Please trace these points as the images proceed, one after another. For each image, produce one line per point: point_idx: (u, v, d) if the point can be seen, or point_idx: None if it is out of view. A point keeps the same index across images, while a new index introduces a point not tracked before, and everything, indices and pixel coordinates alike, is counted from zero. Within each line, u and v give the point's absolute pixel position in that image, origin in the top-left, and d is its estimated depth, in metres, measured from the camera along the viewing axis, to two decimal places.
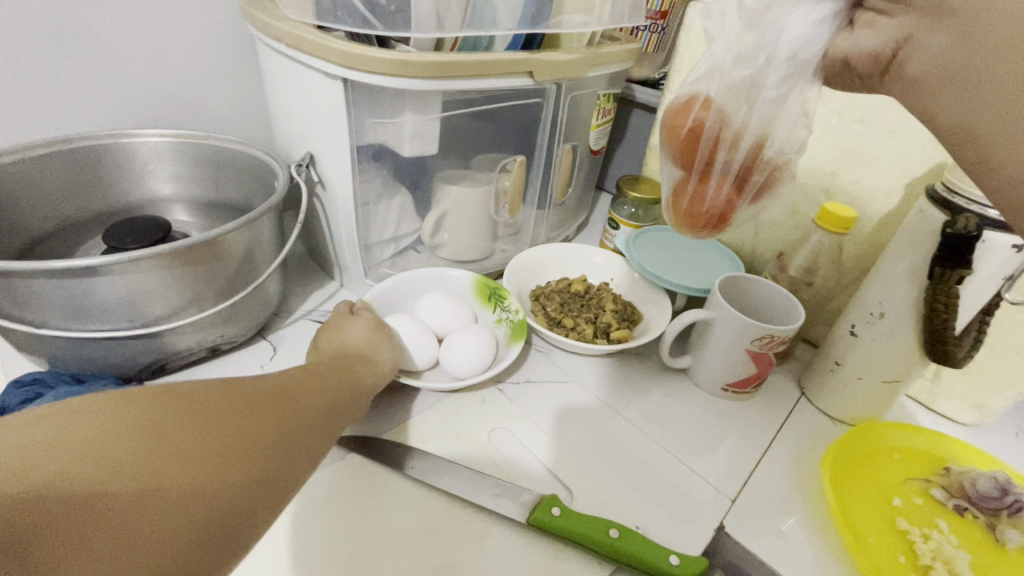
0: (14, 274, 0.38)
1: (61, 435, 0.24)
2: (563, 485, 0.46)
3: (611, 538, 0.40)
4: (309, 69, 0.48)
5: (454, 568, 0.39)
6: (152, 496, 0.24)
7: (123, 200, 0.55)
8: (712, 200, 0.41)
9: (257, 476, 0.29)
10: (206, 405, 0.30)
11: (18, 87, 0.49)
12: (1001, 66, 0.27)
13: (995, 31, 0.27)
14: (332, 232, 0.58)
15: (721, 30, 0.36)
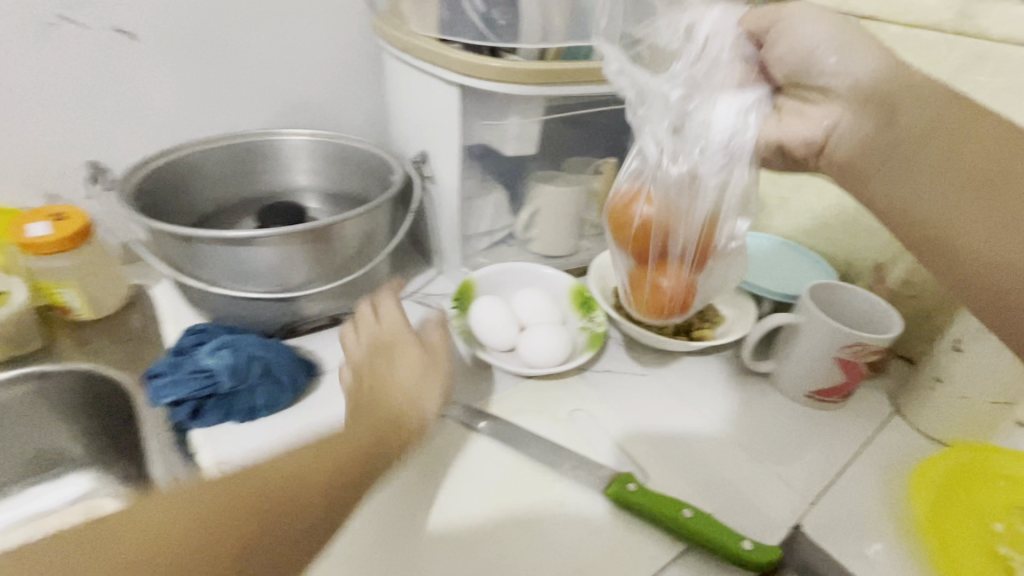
0: (195, 238, 0.48)
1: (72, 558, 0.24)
2: (639, 466, 0.49)
3: (684, 517, 0.41)
4: (430, 77, 0.55)
5: (535, 525, 0.43)
6: None
7: (267, 189, 0.64)
8: (672, 284, 0.46)
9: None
10: (201, 511, 0.27)
11: (197, 94, 0.59)
12: (925, 151, 0.34)
13: (910, 123, 0.35)
14: (436, 223, 0.65)
15: (651, 127, 0.42)
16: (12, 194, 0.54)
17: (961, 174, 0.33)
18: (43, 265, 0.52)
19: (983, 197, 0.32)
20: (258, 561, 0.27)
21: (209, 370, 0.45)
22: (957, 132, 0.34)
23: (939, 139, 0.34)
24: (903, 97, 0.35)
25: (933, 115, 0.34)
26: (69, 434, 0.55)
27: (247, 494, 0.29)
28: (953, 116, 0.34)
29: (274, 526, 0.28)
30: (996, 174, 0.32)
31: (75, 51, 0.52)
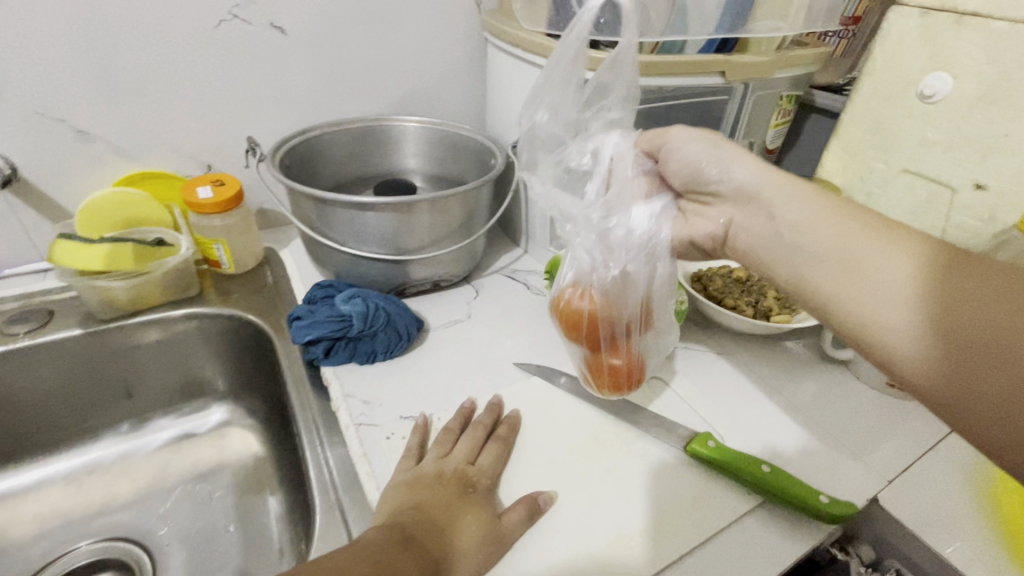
0: (328, 201, 0.56)
1: None
2: (713, 427, 0.53)
3: (763, 472, 0.44)
4: (535, 67, 0.60)
5: (620, 472, 0.47)
6: None
7: (381, 168, 0.72)
8: (626, 363, 0.49)
9: None
10: None
11: (330, 81, 0.68)
12: (867, 272, 0.34)
13: (841, 245, 0.36)
14: (529, 204, 0.70)
15: (581, 238, 0.46)
16: (178, 163, 0.64)
17: (892, 276, 0.33)
18: (204, 223, 0.61)
19: (927, 300, 0.31)
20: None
21: (341, 316, 0.53)
22: (869, 241, 0.35)
23: (865, 241, 0.35)
24: (791, 208, 0.39)
25: (830, 222, 0.37)
26: (216, 367, 0.65)
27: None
28: (835, 221, 0.37)
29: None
30: (927, 279, 0.32)
31: (235, 43, 0.61)
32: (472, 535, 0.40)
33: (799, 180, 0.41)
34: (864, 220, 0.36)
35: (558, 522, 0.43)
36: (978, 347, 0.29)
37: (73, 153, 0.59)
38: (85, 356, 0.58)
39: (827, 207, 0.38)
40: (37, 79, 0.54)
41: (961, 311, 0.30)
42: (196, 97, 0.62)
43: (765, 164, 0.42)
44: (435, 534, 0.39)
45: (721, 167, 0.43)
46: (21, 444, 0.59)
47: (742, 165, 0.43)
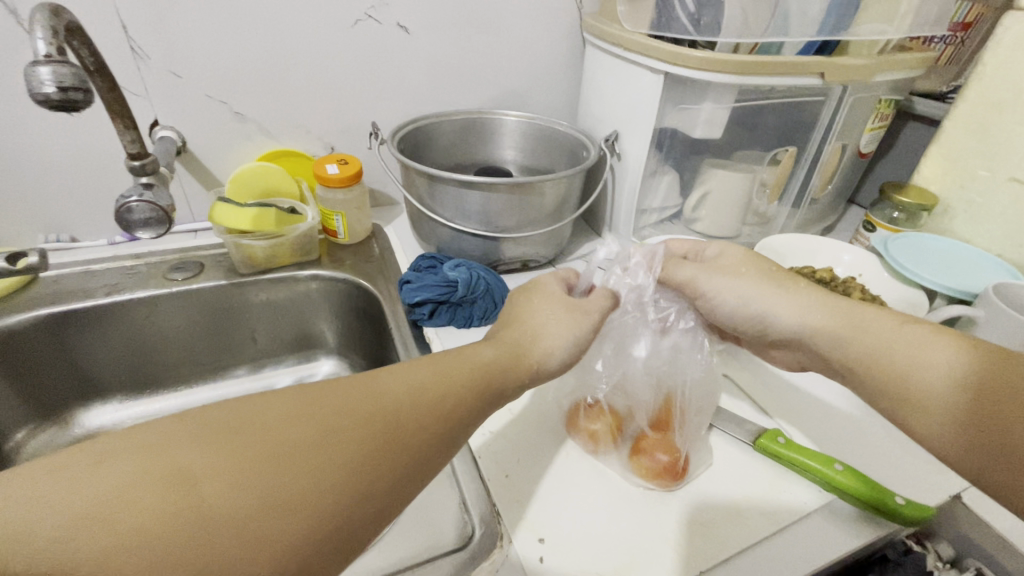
0: (439, 179, 0.62)
1: (249, 438, 0.26)
2: (779, 423, 0.52)
3: (833, 469, 0.44)
4: (633, 65, 0.64)
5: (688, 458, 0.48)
6: (280, 445, 0.27)
7: (480, 157, 0.79)
8: (655, 446, 0.46)
9: (366, 465, 0.28)
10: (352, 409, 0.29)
11: (443, 76, 0.75)
12: (927, 401, 0.36)
13: (889, 368, 0.38)
14: (616, 196, 0.74)
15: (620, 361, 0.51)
16: (308, 144, 0.74)
17: (969, 379, 0.35)
18: (329, 196, 0.70)
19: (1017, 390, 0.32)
20: (384, 476, 0.29)
21: (446, 281, 0.59)
22: (931, 349, 0.37)
23: (926, 349, 0.37)
24: (844, 325, 0.42)
25: (886, 336, 0.39)
26: (327, 325, 0.73)
27: (363, 423, 0.29)
28: (893, 336, 0.39)
29: (394, 463, 0.29)
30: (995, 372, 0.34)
31: (366, 38, 0.69)
32: (570, 345, 0.42)
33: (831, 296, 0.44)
34: (893, 334, 0.39)
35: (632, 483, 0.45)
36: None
37: (228, 129, 0.69)
38: (225, 305, 0.68)
39: (872, 330, 0.40)
40: (210, 64, 0.64)
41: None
42: (329, 85, 0.71)
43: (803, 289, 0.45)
44: (529, 349, 0.40)
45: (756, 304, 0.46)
46: (168, 376, 0.69)
47: (787, 294, 0.45)
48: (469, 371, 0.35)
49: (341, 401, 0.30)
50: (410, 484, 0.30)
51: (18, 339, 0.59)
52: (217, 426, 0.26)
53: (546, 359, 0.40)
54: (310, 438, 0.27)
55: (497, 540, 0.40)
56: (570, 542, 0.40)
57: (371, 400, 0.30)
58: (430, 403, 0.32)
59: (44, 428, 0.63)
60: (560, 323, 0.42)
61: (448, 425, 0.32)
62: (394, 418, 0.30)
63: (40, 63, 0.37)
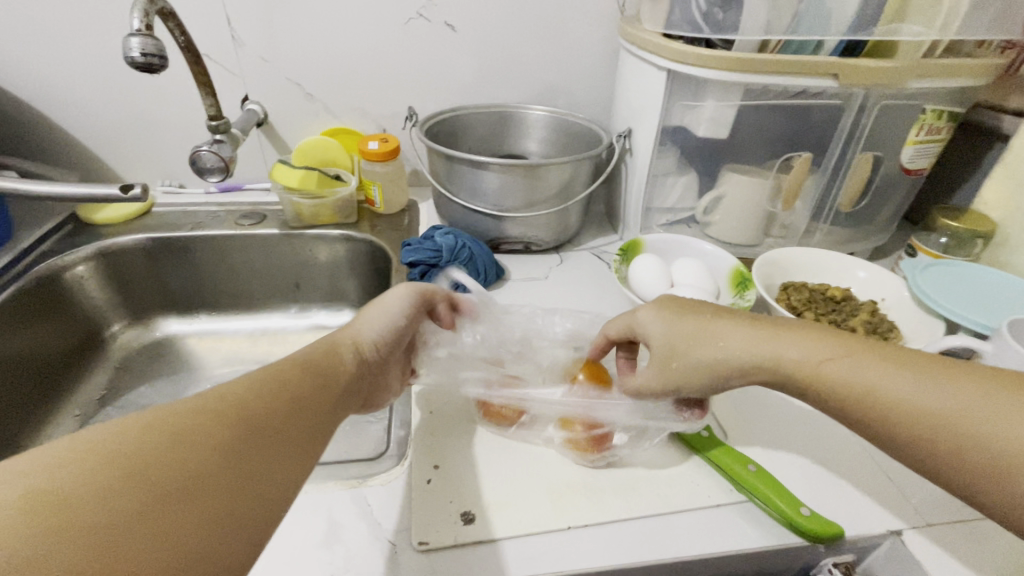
0: (454, 159, 0.67)
1: (111, 455, 0.26)
2: (720, 424, 0.51)
3: (746, 470, 0.44)
4: (647, 63, 0.66)
5: None
6: (150, 457, 0.27)
7: (511, 148, 0.85)
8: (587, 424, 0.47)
9: (249, 456, 0.30)
10: (220, 411, 0.30)
11: (485, 71, 0.83)
12: (961, 445, 0.32)
13: (889, 405, 0.35)
14: (628, 194, 0.75)
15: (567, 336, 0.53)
16: (363, 125, 0.86)
17: (922, 392, 0.34)
18: (369, 168, 0.80)
19: (981, 408, 0.32)
20: (263, 452, 0.30)
21: (437, 246, 0.65)
22: (880, 369, 0.36)
23: (876, 368, 0.36)
24: (789, 355, 0.39)
25: (836, 362, 0.37)
26: (355, 281, 0.84)
27: (237, 420, 0.30)
28: (843, 359, 0.37)
29: (275, 452, 0.31)
30: (940, 384, 0.34)
31: (417, 35, 0.79)
32: (385, 328, 0.46)
33: (764, 323, 0.41)
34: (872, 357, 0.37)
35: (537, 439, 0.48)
36: None
37: (301, 107, 0.83)
38: (276, 251, 0.81)
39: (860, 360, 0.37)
40: (289, 52, 0.78)
41: (976, 400, 0.33)
42: (383, 75, 0.82)
43: (731, 327, 0.42)
44: (337, 340, 0.42)
45: (693, 369, 0.42)
46: (228, 303, 0.84)
47: (725, 335, 0.41)
48: (310, 360, 0.38)
49: (193, 402, 0.30)
50: (296, 455, 0.32)
51: (126, 253, 0.77)
52: (58, 457, 0.25)
53: (360, 343, 0.43)
54: (185, 443, 0.28)
55: (401, 458, 0.46)
56: (460, 476, 0.45)
57: (237, 401, 0.31)
58: (295, 395, 0.34)
59: (137, 326, 0.81)
60: (371, 315, 0.47)
61: (308, 402, 0.35)
62: (253, 406, 0.32)
63: (133, 35, 0.50)
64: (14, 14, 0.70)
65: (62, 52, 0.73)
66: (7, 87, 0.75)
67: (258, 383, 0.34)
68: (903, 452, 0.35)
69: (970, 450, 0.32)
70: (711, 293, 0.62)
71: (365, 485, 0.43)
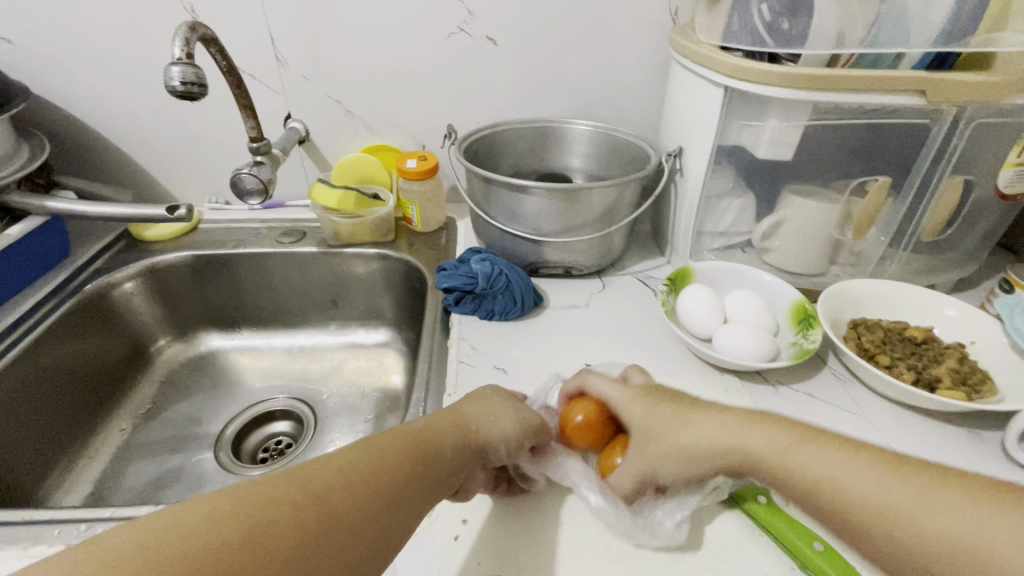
0: (493, 182, 0.65)
1: (182, 543, 0.27)
2: None
3: (811, 548, 0.39)
4: (701, 79, 0.61)
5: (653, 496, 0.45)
6: (217, 549, 0.27)
7: (552, 164, 0.82)
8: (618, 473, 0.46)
9: (311, 554, 0.29)
10: (295, 498, 0.31)
11: (528, 85, 0.80)
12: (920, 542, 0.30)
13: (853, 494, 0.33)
14: (676, 215, 0.70)
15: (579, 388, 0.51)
16: (403, 141, 0.85)
17: (883, 487, 0.32)
18: (407, 187, 0.79)
19: (943, 505, 0.30)
20: (319, 560, 0.29)
21: (472, 273, 0.62)
22: (842, 459, 0.34)
23: (834, 457, 0.34)
24: (750, 440, 0.38)
25: (797, 450, 0.36)
26: (391, 300, 0.83)
27: (309, 512, 0.30)
28: (801, 446, 0.36)
29: (334, 549, 0.30)
30: (896, 475, 0.32)
31: (458, 49, 0.77)
32: (502, 418, 0.44)
33: (734, 413, 0.40)
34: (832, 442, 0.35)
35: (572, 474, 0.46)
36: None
37: (341, 125, 0.83)
38: (314, 269, 0.81)
39: (819, 447, 0.35)
40: (331, 70, 0.78)
41: (931, 494, 0.31)
42: (423, 91, 0.80)
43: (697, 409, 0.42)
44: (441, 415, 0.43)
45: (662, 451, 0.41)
46: (267, 320, 0.85)
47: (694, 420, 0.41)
48: (406, 446, 0.37)
49: (269, 491, 0.31)
50: (352, 562, 0.31)
51: (172, 270, 0.79)
52: (136, 540, 0.26)
53: (484, 437, 0.43)
54: (252, 534, 0.28)
55: (427, 509, 0.44)
56: (489, 530, 0.43)
57: (313, 489, 0.32)
58: (372, 483, 0.34)
59: (180, 341, 0.82)
60: (507, 407, 0.46)
61: (384, 497, 0.34)
62: (320, 504, 0.31)
63: (173, 64, 0.50)
64: (75, 41, 0.73)
65: (118, 76, 0.76)
66: (69, 111, 0.78)
67: (340, 465, 0.34)
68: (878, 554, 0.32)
69: (938, 551, 0.30)
70: (769, 330, 0.57)
71: None
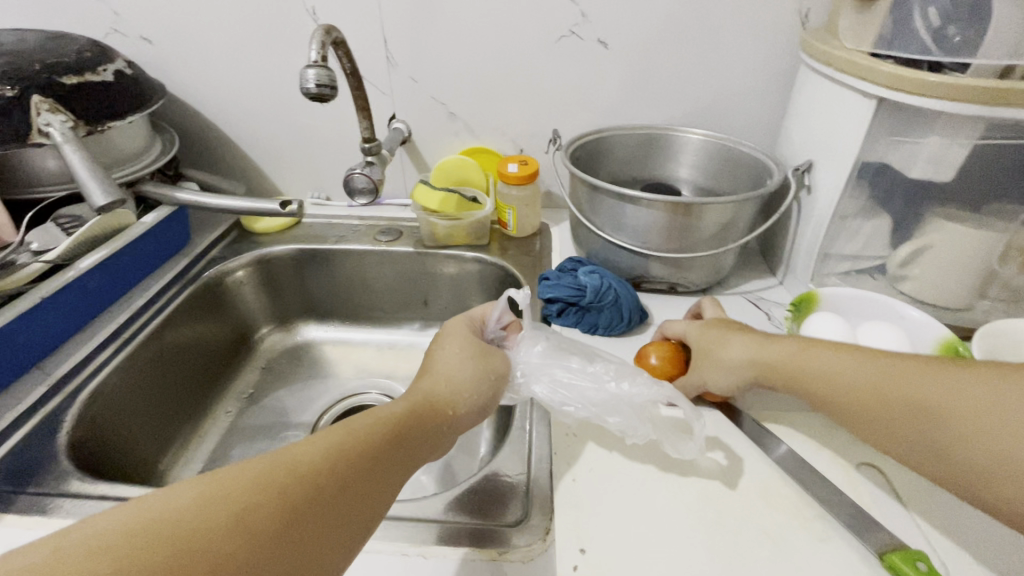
0: (601, 191, 0.63)
1: (156, 530, 0.27)
2: (932, 551, 0.41)
3: None
4: (842, 88, 0.56)
5: (784, 544, 0.41)
6: (190, 537, 0.27)
7: (656, 173, 0.78)
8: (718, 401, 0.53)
9: (289, 532, 0.30)
10: (272, 481, 0.31)
11: (637, 90, 0.77)
12: (905, 418, 0.40)
13: (855, 389, 0.42)
14: (797, 235, 0.65)
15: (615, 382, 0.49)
16: (502, 145, 0.84)
17: (877, 378, 0.42)
18: (506, 191, 0.78)
19: (921, 391, 0.39)
20: (299, 538, 0.30)
21: (579, 285, 0.61)
22: (914, 387, 0.40)
23: (841, 362, 0.44)
24: (776, 356, 0.47)
25: (810, 361, 0.45)
26: (481, 302, 0.83)
27: (286, 495, 0.31)
28: (817, 355, 0.45)
29: (315, 526, 0.31)
30: (889, 370, 0.42)
31: (568, 53, 0.75)
32: (469, 371, 0.47)
33: (774, 340, 0.48)
34: (842, 351, 0.45)
35: (532, 369, 0.50)
36: (978, 398, 0.37)
37: (443, 127, 0.83)
38: (409, 268, 0.82)
39: (834, 352, 0.45)
40: (439, 73, 0.78)
41: (915, 383, 0.40)
42: (527, 95, 0.79)
43: (741, 335, 0.50)
44: (422, 385, 0.45)
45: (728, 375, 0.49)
46: (360, 314, 0.87)
47: (735, 350, 0.49)
48: (389, 423, 0.38)
49: (244, 479, 0.30)
50: (337, 537, 0.32)
51: (277, 262, 0.82)
52: (107, 528, 0.26)
53: (459, 400, 0.44)
54: (227, 519, 0.28)
55: (542, 533, 0.42)
56: (609, 564, 0.40)
57: (288, 473, 0.32)
58: (352, 455, 0.35)
59: (281, 329, 0.86)
60: (468, 364, 0.47)
61: (369, 468, 0.35)
62: (307, 485, 0.32)
63: (309, 66, 0.52)
64: (206, 41, 0.77)
65: (242, 75, 0.80)
66: (194, 107, 0.83)
67: (317, 449, 0.34)
68: (880, 437, 0.41)
69: (919, 416, 0.39)
70: None
71: (505, 559, 0.40)
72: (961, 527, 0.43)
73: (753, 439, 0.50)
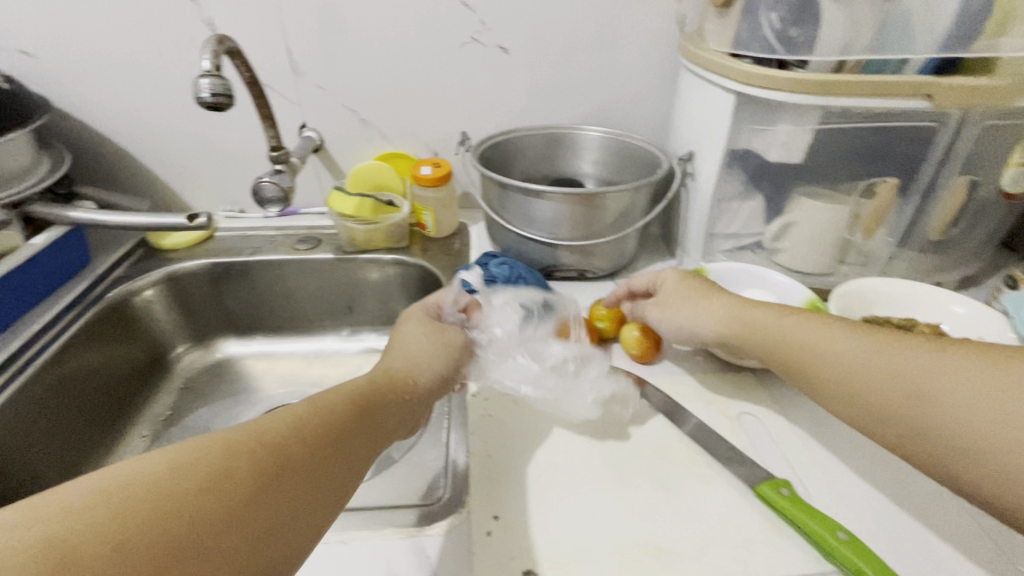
0: (508, 187, 0.66)
1: (130, 491, 0.27)
2: (800, 479, 0.47)
3: (837, 537, 0.39)
4: (711, 84, 0.63)
5: (677, 490, 0.46)
6: (166, 498, 0.27)
7: (563, 170, 0.83)
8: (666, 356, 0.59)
9: (263, 502, 0.30)
10: (244, 452, 0.31)
11: (539, 92, 0.81)
12: (837, 365, 0.43)
13: (798, 341, 0.46)
14: (687, 218, 0.72)
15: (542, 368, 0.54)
16: (416, 149, 0.86)
17: (818, 331, 0.46)
18: (421, 193, 0.80)
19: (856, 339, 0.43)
20: (272, 506, 0.30)
21: (492, 277, 0.64)
22: (849, 337, 0.44)
23: (791, 319, 0.48)
24: (739, 317, 0.51)
25: (765, 318, 0.50)
26: (406, 303, 0.84)
27: (258, 464, 0.31)
28: (772, 315, 0.50)
29: (287, 496, 0.31)
30: (829, 325, 0.46)
31: (471, 59, 0.78)
32: (426, 348, 0.49)
33: (735, 302, 0.53)
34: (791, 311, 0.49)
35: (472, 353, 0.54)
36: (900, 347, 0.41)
37: (355, 134, 0.84)
38: (331, 275, 0.83)
39: (786, 311, 0.49)
40: (346, 81, 0.79)
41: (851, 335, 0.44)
42: (436, 99, 0.82)
43: (708, 300, 0.54)
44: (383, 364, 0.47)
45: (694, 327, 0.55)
46: (283, 326, 0.86)
47: (703, 310, 0.54)
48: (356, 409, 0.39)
49: (217, 447, 0.31)
50: (308, 511, 0.32)
51: (191, 278, 0.80)
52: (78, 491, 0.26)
53: (417, 377, 0.46)
54: (201, 483, 0.29)
55: (459, 506, 0.44)
56: (522, 527, 0.43)
57: (261, 447, 0.32)
58: (320, 440, 0.35)
59: (199, 347, 0.84)
60: (426, 344, 0.50)
61: (335, 447, 0.35)
62: (280, 457, 0.32)
63: (203, 76, 0.52)
64: (94, 53, 0.74)
65: (137, 88, 0.77)
66: (87, 122, 0.79)
67: (290, 426, 0.34)
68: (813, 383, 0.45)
69: (849, 362, 0.43)
70: None
71: (424, 534, 0.42)
72: (824, 454, 0.50)
73: (652, 402, 0.54)
